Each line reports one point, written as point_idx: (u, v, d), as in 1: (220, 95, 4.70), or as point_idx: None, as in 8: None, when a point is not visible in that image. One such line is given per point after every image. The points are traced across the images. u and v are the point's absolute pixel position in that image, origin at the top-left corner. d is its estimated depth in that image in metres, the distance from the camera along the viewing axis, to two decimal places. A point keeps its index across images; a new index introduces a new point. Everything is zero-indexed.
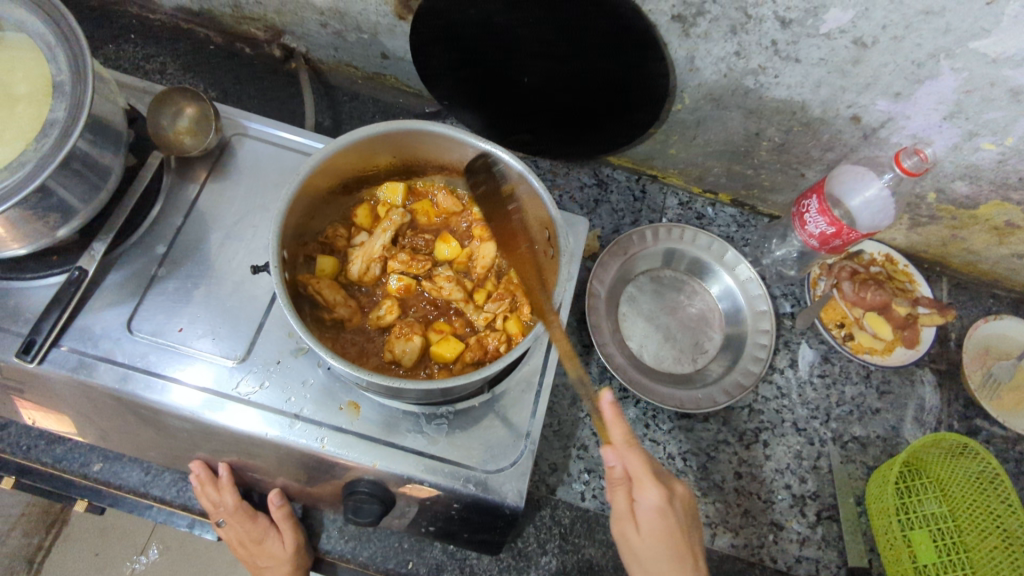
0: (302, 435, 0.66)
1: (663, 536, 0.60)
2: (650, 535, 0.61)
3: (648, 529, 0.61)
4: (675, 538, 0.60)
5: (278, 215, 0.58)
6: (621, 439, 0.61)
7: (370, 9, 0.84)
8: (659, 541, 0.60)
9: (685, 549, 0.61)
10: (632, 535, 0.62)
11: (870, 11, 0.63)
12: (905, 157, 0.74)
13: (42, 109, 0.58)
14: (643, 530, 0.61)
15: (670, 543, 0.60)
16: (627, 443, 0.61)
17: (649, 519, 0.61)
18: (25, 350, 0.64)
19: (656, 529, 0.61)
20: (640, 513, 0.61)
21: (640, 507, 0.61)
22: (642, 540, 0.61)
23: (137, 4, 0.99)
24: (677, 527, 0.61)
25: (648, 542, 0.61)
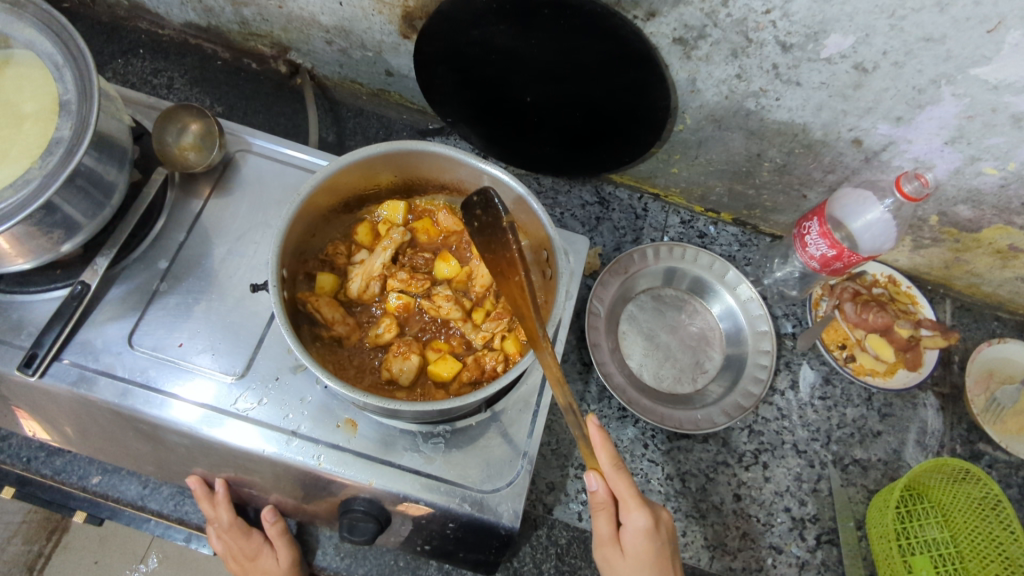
0: (299, 452, 0.66)
1: (648, 557, 0.61)
2: (635, 557, 0.62)
3: (635, 550, 0.62)
4: (658, 557, 0.62)
5: (279, 232, 0.59)
6: (608, 464, 0.60)
7: (375, 28, 0.85)
8: (643, 561, 0.61)
9: (667, 566, 0.63)
10: (616, 553, 0.63)
11: (871, 37, 0.63)
12: (906, 182, 0.75)
13: (48, 127, 0.59)
14: (628, 550, 0.62)
15: (654, 563, 0.61)
16: (614, 467, 0.60)
17: (634, 542, 0.61)
18: (28, 364, 0.65)
19: (640, 551, 0.61)
20: (625, 535, 0.62)
21: (625, 530, 0.62)
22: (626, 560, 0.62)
23: (147, 19, 1.00)
24: (661, 546, 0.62)
25: (632, 563, 0.62)
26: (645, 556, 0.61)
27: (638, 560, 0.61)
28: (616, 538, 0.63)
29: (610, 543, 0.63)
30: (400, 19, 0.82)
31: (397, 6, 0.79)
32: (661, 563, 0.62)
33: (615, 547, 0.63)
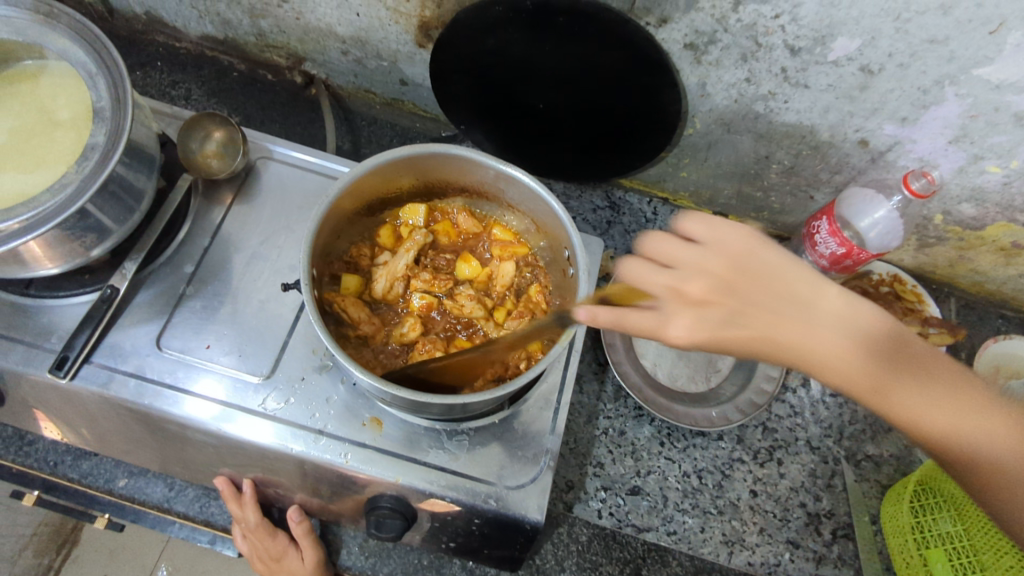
0: (326, 451, 0.67)
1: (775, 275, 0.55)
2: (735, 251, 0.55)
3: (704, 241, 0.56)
4: (812, 290, 0.55)
5: (308, 234, 0.60)
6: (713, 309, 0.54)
7: (391, 38, 0.87)
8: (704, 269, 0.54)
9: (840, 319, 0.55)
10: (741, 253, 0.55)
11: (876, 39, 0.65)
12: (914, 179, 0.76)
13: (81, 134, 0.61)
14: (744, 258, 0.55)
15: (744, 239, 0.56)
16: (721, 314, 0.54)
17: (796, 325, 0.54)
18: (59, 366, 0.66)
19: (699, 267, 0.54)
20: (656, 256, 0.56)
21: (693, 266, 0.55)
22: (710, 263, 0.55)
23: (164, 32, 1.03)
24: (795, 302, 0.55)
25: (807, 295, 0.55)
26: (723, 267, 0.55)
27: (745, 336, 0.54)
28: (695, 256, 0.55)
29: (694, 287, 0.54)
30: (416, 29, 0.84)
31: (413, 16, 0.82)
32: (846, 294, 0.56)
33: (672, 284, 0.54)
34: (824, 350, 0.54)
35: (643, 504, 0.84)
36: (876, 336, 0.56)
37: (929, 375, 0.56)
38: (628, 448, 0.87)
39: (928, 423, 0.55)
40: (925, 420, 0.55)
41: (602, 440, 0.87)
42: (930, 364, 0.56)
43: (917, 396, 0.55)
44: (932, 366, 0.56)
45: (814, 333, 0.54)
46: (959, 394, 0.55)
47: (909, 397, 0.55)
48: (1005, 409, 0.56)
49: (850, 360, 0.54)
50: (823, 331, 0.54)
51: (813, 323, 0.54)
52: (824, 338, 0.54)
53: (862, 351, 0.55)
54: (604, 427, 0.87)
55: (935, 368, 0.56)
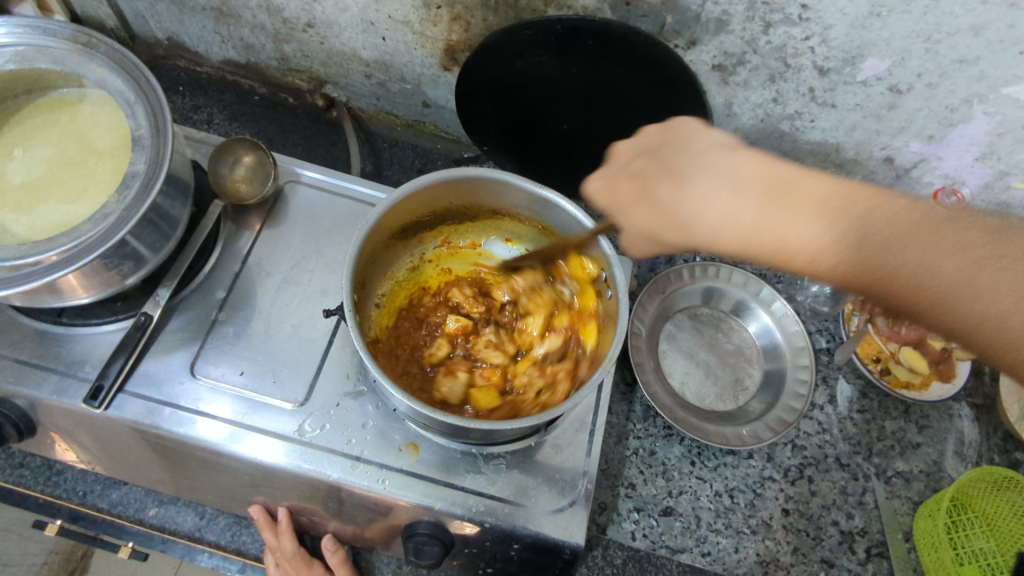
0: (364, 477, 0.66)
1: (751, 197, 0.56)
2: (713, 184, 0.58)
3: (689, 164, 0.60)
4: (724, 192, 0.57)
5: (348, 260, 0.60)
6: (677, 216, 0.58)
7: (416, 61, 0.87)
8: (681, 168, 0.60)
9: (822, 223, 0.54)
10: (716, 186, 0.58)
11: (906, 60, 0.66)
12: (944, 196, 0.77)
13: (121, 163, 0.61)
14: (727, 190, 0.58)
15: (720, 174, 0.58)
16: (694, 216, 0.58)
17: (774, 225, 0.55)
18: (94, 396, 0.65)
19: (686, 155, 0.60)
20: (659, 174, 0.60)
21: (685, 166, 0.59)
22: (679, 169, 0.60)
23: (185, 57, 1.03)
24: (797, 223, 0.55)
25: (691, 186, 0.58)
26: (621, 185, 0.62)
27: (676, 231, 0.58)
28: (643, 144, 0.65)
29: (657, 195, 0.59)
30: (442, 52, 0.85)
31: (440, 40, 0.82)
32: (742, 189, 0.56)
33: (650, 182, 0.60)
34: (715, 220, 0.56)
35: (676, 525, 0.84)
36: (887, 218, 0.52)
37: (942, 237, 0.51)
38: (659, 468, 0.86)
39: (922, 272, 0.51)
40: (926, 268, 0.51)
41: (632, 460, 0.86)
42: (957, 228, 0.52)
43: (947, 264, 0.50)
44: (944, 233, 0.52)
45: (713, 207, 0.56)
46: (988, 259, 0.50)
47: (939, 287, 0.50)
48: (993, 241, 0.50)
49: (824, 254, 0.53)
50: (721, 202, 0.56)
51: (717, 190, 0.57)
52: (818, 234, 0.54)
53: (891, 225, 0.52)
54: (634, 447, 0.87)
55: (1004, 245, 0.50)
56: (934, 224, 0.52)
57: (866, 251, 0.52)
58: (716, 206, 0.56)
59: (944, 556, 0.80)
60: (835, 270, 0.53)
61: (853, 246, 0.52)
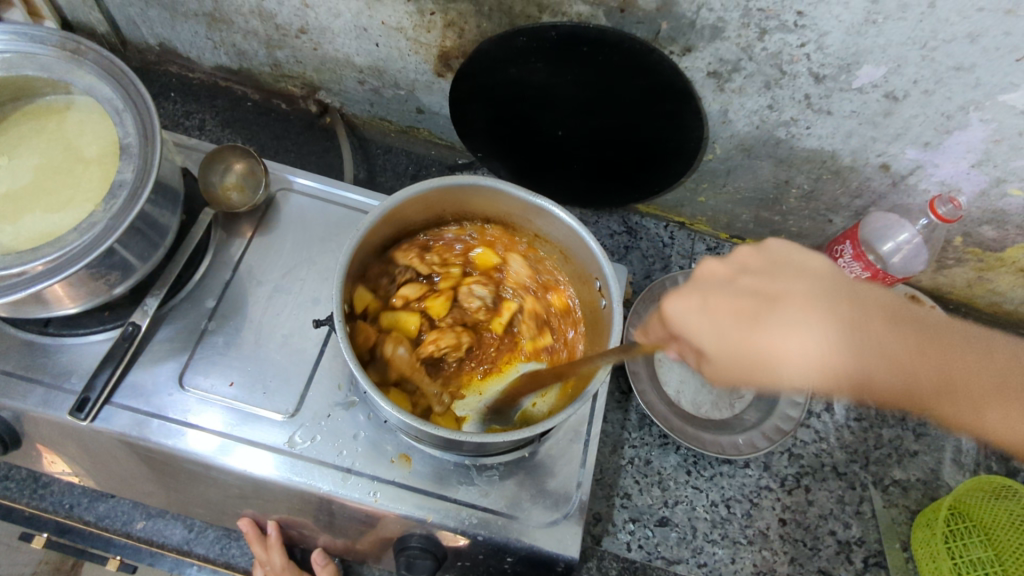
0: (355, 490, 0.65)
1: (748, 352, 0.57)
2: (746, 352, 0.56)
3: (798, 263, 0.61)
4: (822, 325, 0.56)
5: (340, 271, 0.59)
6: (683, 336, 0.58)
7: (410, 67, 0.87)
8: (794, 298, 0.58)
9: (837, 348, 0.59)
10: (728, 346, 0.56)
11: (902, 67, 0.66)
12: (939, 205, 0.77)
13: (109, 171, 0.60)
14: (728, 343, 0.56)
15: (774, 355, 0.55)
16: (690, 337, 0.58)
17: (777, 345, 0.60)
18: (80, 408, 0.64)
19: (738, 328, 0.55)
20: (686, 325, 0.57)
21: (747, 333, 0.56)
22: (783, 293, 0.58)
23: (177, 63, 1.02)
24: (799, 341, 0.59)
25: (774, 327, 0.56)
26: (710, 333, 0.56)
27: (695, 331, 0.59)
28: (742, 265, 0.60)
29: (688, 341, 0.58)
30: (436, 59, 0.84)
31: (434, 46, 0.82)
32: (837, 319, 0.57)
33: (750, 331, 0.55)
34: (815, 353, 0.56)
35: (672, 535, 0.83)
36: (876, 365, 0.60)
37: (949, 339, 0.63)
38: (655, 478, 0.85)
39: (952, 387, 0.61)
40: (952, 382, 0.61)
41: (628, 470, 0.86)
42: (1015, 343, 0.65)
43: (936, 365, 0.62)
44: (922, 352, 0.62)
45: (807, 337, 0.56)
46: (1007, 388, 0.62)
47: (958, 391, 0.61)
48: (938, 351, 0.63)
49: (894, 374, 0.60)
50: (806, 337, 0.56)
51: (800, 316, 0.57)
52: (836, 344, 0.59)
53: (911, 334, 0.62)
54: (630, 457, 0.86)
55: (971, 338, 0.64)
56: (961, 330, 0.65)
57: (901, 375, 0.60)
58: (816, 335, 0.56)
59: (942, 564, 0.79)
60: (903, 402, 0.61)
61: (891, 364, 0.60)
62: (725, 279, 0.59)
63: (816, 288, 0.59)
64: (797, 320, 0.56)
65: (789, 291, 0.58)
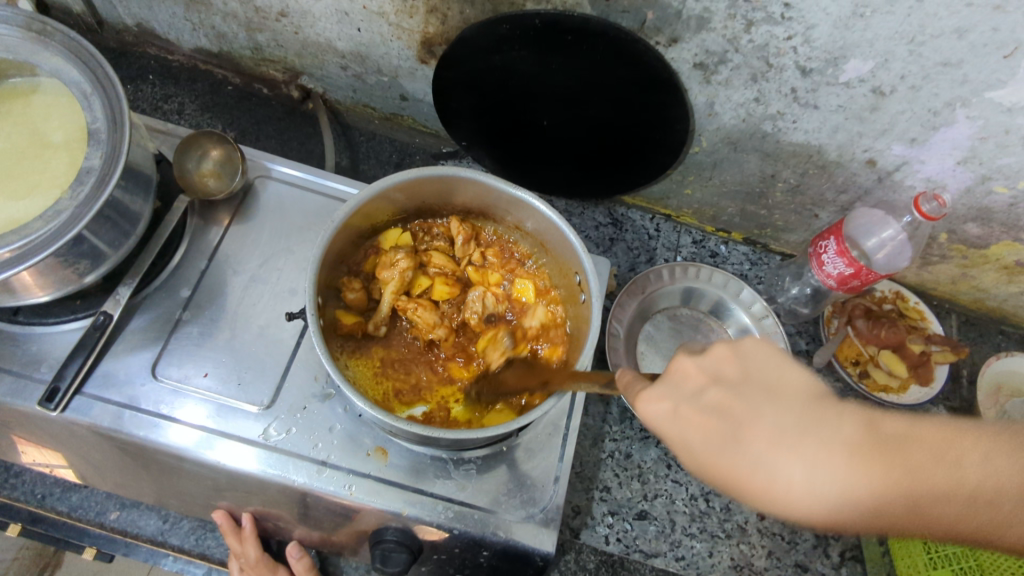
0: (330, 483, 0.65)
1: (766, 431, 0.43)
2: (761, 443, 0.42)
3: (744, 371, 0.45)
4: (866, 478, 0.41)
5: (314, 262, 0.58)
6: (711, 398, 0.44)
7: (393, 53, 0.85)
8: (777, 401, 0.43)
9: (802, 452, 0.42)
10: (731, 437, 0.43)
11: (890, 62, 0.65)
12: (924, 202, 0.77)
13: (76, 157, 0.59)
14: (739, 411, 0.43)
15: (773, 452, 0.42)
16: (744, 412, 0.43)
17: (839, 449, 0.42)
18: (49, 398, 0.63)
19: (705, 426, 0.44)
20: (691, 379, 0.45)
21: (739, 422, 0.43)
22: (748, 414, 0.43)
23: (155, 44, 1.00)
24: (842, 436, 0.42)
25: (765, 450, 0.42)
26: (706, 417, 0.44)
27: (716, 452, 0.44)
28: (717, 370, 0.45)
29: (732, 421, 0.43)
30: (419, 45, 0.82)
31: (417, 32, 0.80)
32: (859, 452, 0.42)
33: (739, 432, 0.43)
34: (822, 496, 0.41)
35: (651, 529, 0.83)
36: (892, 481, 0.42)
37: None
38: (635, 471, 0.85)
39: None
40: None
41: (608, 463, 0.86)
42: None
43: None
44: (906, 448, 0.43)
45: (789, 473, 0.42)
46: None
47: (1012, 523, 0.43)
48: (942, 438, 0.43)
49: (935, 479, 0.42)
50: (808, 462, 0.41)
51: (769, 445, 0.42)
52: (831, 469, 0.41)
53: (1008, 447, 0.44)
54: (610, 450, 0.86)
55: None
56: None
57: (990, 479, 0.43)
58: (797, 468, 0.42)
59: (918, 560, 0.80)
60: (918, 522, 0.43)
61: (978, 480, 0.43)
62: (695, 387, 0.45)
63: (764, 397, 0.43)
64: (796, 442, 0.42)
65: (754, 412, 0.43)
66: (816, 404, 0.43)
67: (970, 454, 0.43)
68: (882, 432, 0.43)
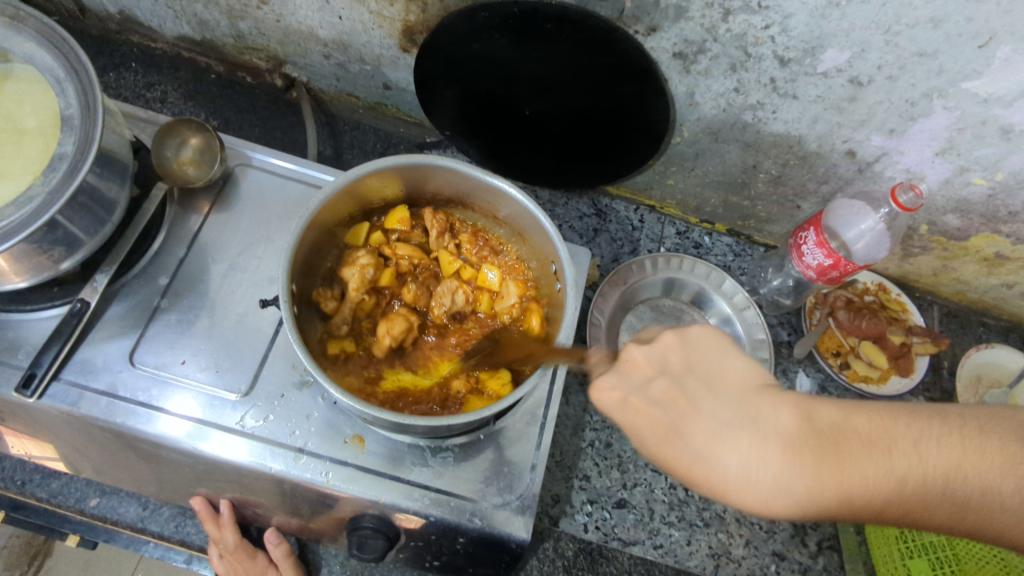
0: (307, 470, 0.65)
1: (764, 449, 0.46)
2: (712, 429, 0.48)
3: (681, 363, 0.51)
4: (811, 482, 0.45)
5: (288, 249, 0.59)
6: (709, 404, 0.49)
7: (375, 42, 0.85)
8: (712, 390, 0.50)
9: (766, 452, 0.46)
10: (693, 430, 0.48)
11: (866, 52, 0.65)
12: (901, 193, 0.77)
13: (49, 143, 0.58)
14: (705, 405, 0.49)
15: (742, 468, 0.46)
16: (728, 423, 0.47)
17: (788, 436, 0.46)
18: (26, 385, 0.63)
19: (665, 426, 0.49)
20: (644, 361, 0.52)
21: (693, 412, 0.49)
22: (694, 407, 0.49)
23: (138, 32, 0.99)
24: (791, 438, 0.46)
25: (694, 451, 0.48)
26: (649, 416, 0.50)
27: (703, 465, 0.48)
28: (663, 361, 0.52)
29: (695, 402, 0.49)
30: (400, 33, 0.82)
31: (398, 20, 0.80)
32: (795, 449, 0.45)
33: (683, 427, 0.49)
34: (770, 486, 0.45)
35: (630, 517, 0.84)
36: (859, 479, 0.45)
37: (976, 436, 0.46)
38: (614, 460, 0.86)
39: (984, 495, 0.45)
40: (988, 491, 0.45)
41: (588, 453, 0.86)
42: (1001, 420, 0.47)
43: (998, 472, 0.45)
44: (854, 446, 0.46)
45: (732, 462, 0.46)
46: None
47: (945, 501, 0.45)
48: (894, 434, 0.46)
49: (868, 481, 0.45)
50: (748, 450, 0.46)
51: (727, 437, 0.47)
52: (776, 466, 0.45)
53: (935, 435, 0.46)
54: (591, 439, 0.86)
55: (993, 445, 0.46)
56: (960, 431, 0.46)
57: (935, 473, 0.45)
58: (737, 460, 0.46)
59: None
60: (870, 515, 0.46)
61: (905, 470, 0.45)
62: (642, 378, 0.52)
63: (704, 390, 0.50)
64: (729, 434, 0.47)
65: (694, 406, 0.49)
66: (755, 393, 0.49)
67: (906, 455, 0.45)
68: (816, 424, 0.47)
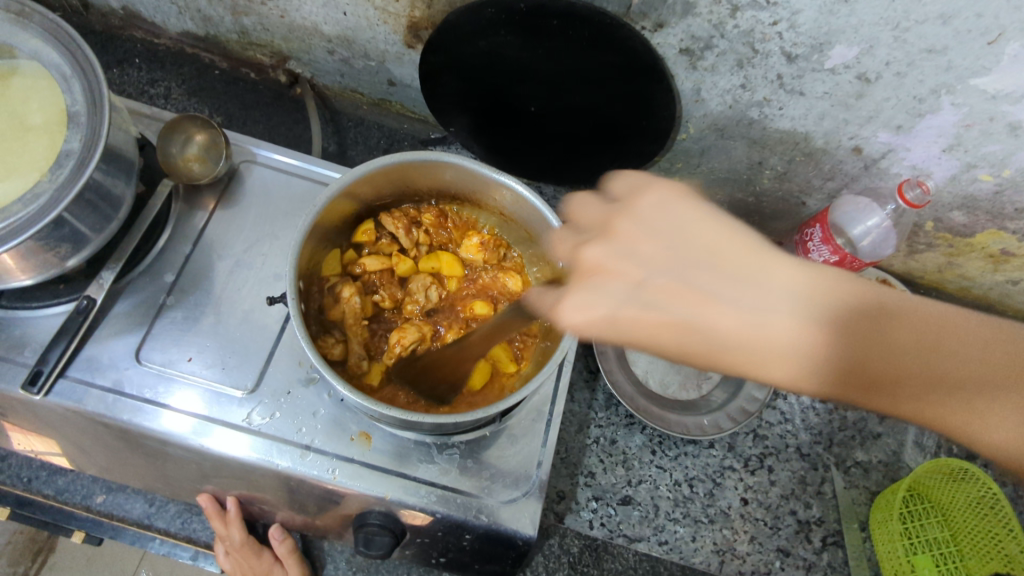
0: (314, 467, 0.65)
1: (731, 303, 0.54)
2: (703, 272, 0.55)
3: (662, 225, 0.57)
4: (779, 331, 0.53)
5: (296, 246, 0.59)
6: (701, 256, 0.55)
7: (379, 38, 0.85)
8: (708, 252, 0.56)
9: (740, 299, 0.54)
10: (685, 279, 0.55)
11: (874, 48, 0.65)
12: (908, 189, 0.77)
13: (55, 139, 0.58)
14: (695, 259, 0.55)
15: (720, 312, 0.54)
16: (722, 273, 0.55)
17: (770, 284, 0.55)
18: (33, 381, 0.63)
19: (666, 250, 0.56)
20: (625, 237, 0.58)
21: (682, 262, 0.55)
22: (690, 260, 0.55)
23: (142, 28, 0.99)
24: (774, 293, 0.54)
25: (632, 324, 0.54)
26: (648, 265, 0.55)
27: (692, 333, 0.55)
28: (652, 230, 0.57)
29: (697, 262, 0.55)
30: (405, 29, 0.82)
31: (403, 16, 0.80)
32: (780, 309, 0.53)
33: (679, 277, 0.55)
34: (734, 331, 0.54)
35: (635, 514, 0.84)
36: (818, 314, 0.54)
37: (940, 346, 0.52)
38: (620, 457, 0.86)
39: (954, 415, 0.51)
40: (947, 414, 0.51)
41: (593, 449, 0.86)
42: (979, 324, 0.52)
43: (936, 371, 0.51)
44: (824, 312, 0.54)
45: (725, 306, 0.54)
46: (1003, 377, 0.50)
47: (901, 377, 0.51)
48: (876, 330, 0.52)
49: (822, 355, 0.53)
50: (733, 302, 0.54)
51: (719, 281, 0.55)
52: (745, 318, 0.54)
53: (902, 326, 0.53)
54: (596, 436, 0.86)
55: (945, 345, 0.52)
56: (917, 321, 0.53)
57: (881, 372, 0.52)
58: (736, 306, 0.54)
59: (898, 545, 0.81)
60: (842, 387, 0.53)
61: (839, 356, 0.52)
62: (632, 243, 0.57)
63: (680, 245, 0.56)
64: (726, 285, 0.54)
65: (685, 264, 0.55)
66: (745, 252, 0.56)
67: (842, 349, 0.52)
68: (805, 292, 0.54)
